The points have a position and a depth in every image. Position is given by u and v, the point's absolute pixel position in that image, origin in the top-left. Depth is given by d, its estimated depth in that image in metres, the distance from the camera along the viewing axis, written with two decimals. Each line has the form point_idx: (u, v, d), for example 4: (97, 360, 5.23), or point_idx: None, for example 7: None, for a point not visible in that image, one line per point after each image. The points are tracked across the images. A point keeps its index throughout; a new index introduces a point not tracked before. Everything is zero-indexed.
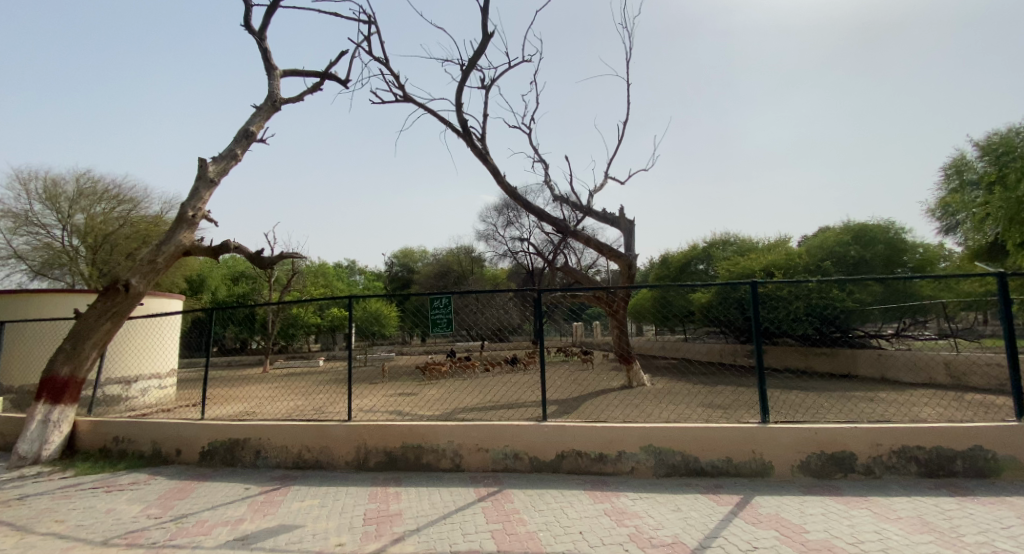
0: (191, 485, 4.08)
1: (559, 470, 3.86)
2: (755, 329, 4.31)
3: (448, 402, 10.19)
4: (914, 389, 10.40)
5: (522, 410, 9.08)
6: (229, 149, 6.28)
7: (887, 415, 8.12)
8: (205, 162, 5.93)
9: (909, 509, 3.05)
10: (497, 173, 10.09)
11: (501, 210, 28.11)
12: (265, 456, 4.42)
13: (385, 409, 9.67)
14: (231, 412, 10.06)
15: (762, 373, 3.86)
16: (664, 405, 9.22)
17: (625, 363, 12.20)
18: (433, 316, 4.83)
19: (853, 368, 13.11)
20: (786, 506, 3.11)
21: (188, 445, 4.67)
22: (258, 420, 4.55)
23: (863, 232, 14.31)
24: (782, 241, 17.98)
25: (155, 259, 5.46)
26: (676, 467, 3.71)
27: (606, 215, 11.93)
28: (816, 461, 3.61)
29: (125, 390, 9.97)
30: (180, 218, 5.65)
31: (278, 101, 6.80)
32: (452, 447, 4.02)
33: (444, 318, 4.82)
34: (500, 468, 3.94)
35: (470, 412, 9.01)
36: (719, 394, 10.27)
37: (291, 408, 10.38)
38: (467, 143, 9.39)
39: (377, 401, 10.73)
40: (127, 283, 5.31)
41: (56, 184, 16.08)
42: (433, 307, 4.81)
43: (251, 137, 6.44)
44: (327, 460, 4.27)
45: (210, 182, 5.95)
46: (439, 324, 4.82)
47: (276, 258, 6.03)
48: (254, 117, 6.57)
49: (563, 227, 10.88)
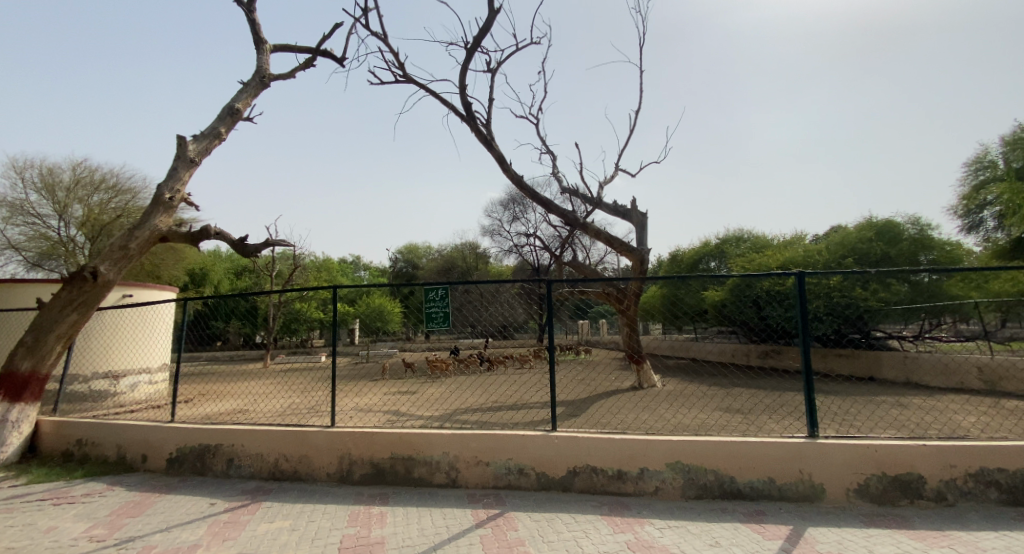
0: (149, 498, 3.59)
1: (570, 489, 3.32)
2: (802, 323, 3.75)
3: (450, 402, 9.62)
4: (945, 394, 9.80)
5: (528, 412, 8.52)
6: (212, 128, 5.77)
7: (922, 423, 7.53)
8: (185, 140, 5.43)
9: (1002, 549, 2.49)
10: (503, 161, 9.57)
11: (506, 204, 27.52)
12: (238, 466, 3.92)
13: (382, 409, 9.11)
14: (222, 410, 9.58)
15: (812, 379, 3.28)
16: (678, 409, 8.66)
17: (635, 364, 11.62)
18: (426, 310, 4.26)
19: (876, 372, 12.35)
20: (851, 542, 2.55)
21: (154, 451, 4.19)
22: (231, 425, 4.05)
23: (886, 228, 13.67)
24: (799, 238, 17.34)
25: (127, 245, 4.98)
26: (709, 488, 3.17)
27: (617, 207, 11.37)
28: (876, 484, 3.05)
29: (113, 385, 9.55)
30: (156, 201, 5.19)
31: (267, 77, 6.30)
32: (447, 459, 3.50)
33: (441, 313, 4.24)
34: (502, 485, 3.41)
35: (474, 413, 8.44)
36: (737, 397, 9.68)
37: (286, 406, 9.89)
38: (472, 129, 8.87)
39: (374, 400, 10.23)
40: (95, 271, 4.80)
41: (52, 171, 15.65)
42: (429, 300, 4.24)
43: (237, 114, 5.93)
44: (307, 471, 3.75)
45: (189, 162, 5.45)
46: (436, 320, 4.25)
47: (261, 245, 5.52)
48: (240, 94, 6.06)
49: (571, 219, 10.31)
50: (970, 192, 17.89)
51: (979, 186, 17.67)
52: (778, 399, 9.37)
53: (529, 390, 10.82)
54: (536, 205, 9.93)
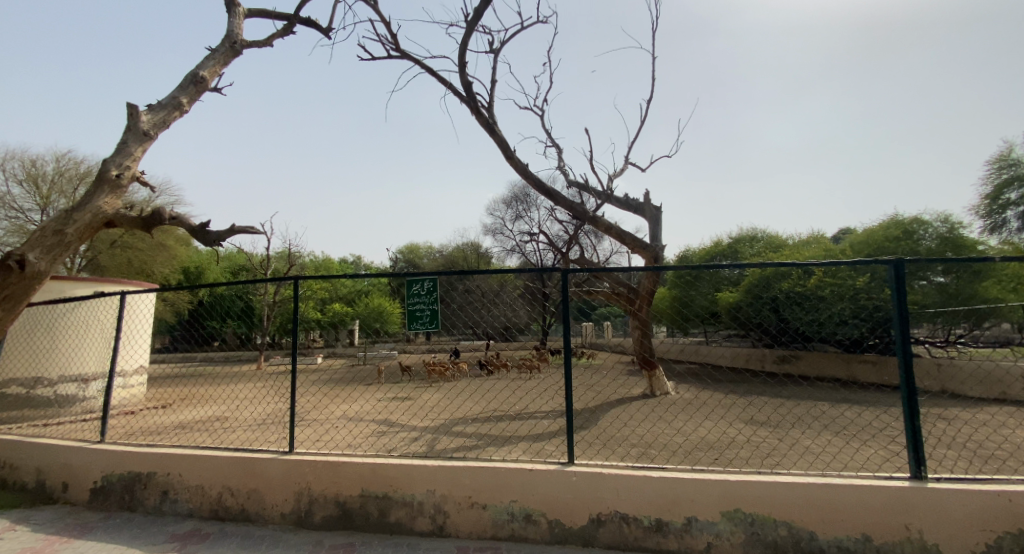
0: (53, 545, 2.83)
1: (593, 544, 2.53)
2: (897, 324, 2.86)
3: (448, 411, 8.83)
4: (987, 406, 8.97)
5: (533, 423, 7.74)
6: (170, 97, 5.00)
7: (973, 438, 6.71)
8: (136, 110, 4.65)
9: None
10: (506, 148, 8.80)
11: (509, 203, 26.73)
12: (174, 501, 3.14)
13: (374, 418, 8.34)
14: (200, 417, 8.84)
15: (916, 403, 2.49)
16: (696, 421, 7.88)
17: (647, 371, 10.83)
18: (408, 309, 3.27)
19: None
20: None
21: (77, 480, 3.43)
22: (170, 449, 3.28)
23: (915, 227, 12.85)
24: (816, 237, 16.52)
25: (62, 230, 4.22)
26: (778, 548, 2.38)
27: (629, 201, 10.58)
28: (1008, 545, 2.26)
29: (82, 389, 8.82)
30: (100, 178, 4.43)
31: (238, 43, 5.54)
32: (432, 500, 2.72)
33: (427, 312, 3.23)
34: (503, 535, 2.62)
35: (473, 423, 7.68)
36: (759, 408, 8.88)
37: (270, 413, 9.16)
38: (472, 112, 8.11)
39: (367, 407, 9.49)
40: (21, 260, 4.06)
41: (36, 163, 14.99)
42: (410, 295, 3.26)
43: (201, 83, 5.16)
44: (256, 510, 2.97)
45: (142, 135, 4.69)
46: (421, 320, 3.26)
47: (225, 232, 4.74)
48: (206, 60, 5.29)
49: (580, 212, 9.53)
50: (992, 191, 17.08)
51: (1003, 184, 16.84)
52: (806, 411, 8.57)
53: (535, 398, 10.02)
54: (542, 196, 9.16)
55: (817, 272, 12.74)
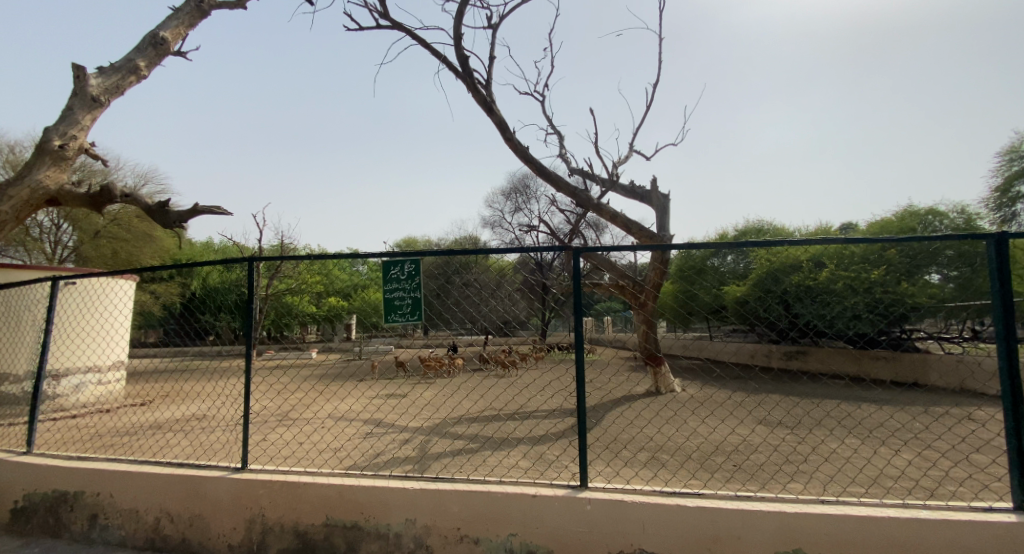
0: None
1: None
2: (994, 312, 2.07)
3: (442, 409, 8.34)
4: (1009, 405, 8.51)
5: (532, 423, 7.25)
6: (126, 60, 4.45)
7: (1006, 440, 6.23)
8: (83, 72, 4.11)
9: None
10: (505, 129, 8.25)
11: (508, 195, 26.13)
12: (104, 527, 2.63)
13: (363, 417, 7.86)
14: (179, 415, 8.35)
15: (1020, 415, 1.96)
16: (707, 421, 7.38)
17: (653, 367, 10.34)
18: (383, 298, 2.65)
19: (923, 378, 11.04)
20: None
21: None
22: (103, 464, 2.76)
23: (929, 219, 12.35)
24: (824, 230, 16.02)
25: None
26: None
27: (634, 189, 10.04)
28: None
29: (52, 386, 8.31)
30: (41, 149, 3.89)
31: (205, 3, 4.98)
32: (413, 532, 2.20)
33: (409, 301, 2.60)
34: None
35: (468, 423, 7.19)
36: (772, 407, 8.41)
37: (255, 411, 8.67)
38: (469, 88, 7.55)
39: (356, 405, 9.00)
40: None
41: (15, 149, 14.42)
42: (387, 282, 2.62)
43: (161, 45, 4.60)
44: (200, 540, 2.45)
45: (91, 101, 4.14)
46: (401, 311, 2.64)
47: (185, 213, 4.19)
48: (168, 21, 4.73)
49: (583, 199, 8.99)
50: (1002, 183, 16.56)
51: (1014, 176, 16.32)
52: (822, 411, 8.10)
53: (535, 396, 9.53)
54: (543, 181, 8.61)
55: (829, 265, 12.27)
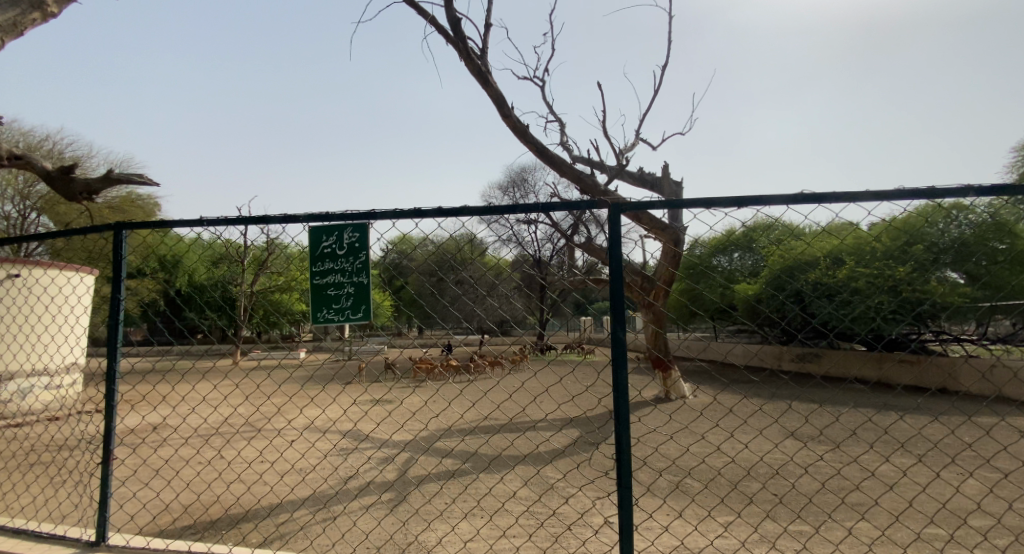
0: None
1: None
2: None
3: (430, 420, 7.51)
4: None
5: (530, 437, 6.39)
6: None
7: None
8: None
9: None
10: (501, 103, 7.38)
11: (506, 192, 25.29)
12: None
13: (339, 429, 7.05)
14: (135, 425, 7.48)
15: None
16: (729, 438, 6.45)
17: (663, 373, 9.42)
18: (312, 285, 1.78)
19: (951, 384, 10.19)
20: None
21: None
22: None
23: None
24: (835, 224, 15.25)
25: None
26: None
27: (644, 176, 9.19)
28: None
29: None
30: None
31: None
32: None
33: (349, 291, 1.73)
34: None
35: (456, 437, 6.35)
36: (799, 420, 7.49)
37: (220, 420, 7.82)
38: (461, 55, 6.67)
39: (334, 413, 8.16)
40: None
41: None
42: (312, 258, 1.74)
43: None
44: None
45: None
46: (338, 307, 1.77)
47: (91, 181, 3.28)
48: None
49: (587, 184, 8.11)
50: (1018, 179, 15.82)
51: None
52: (856, 423, 7.21)
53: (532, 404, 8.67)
54: (545, 163, 7.73)
55: (847, 262, 11.46)
